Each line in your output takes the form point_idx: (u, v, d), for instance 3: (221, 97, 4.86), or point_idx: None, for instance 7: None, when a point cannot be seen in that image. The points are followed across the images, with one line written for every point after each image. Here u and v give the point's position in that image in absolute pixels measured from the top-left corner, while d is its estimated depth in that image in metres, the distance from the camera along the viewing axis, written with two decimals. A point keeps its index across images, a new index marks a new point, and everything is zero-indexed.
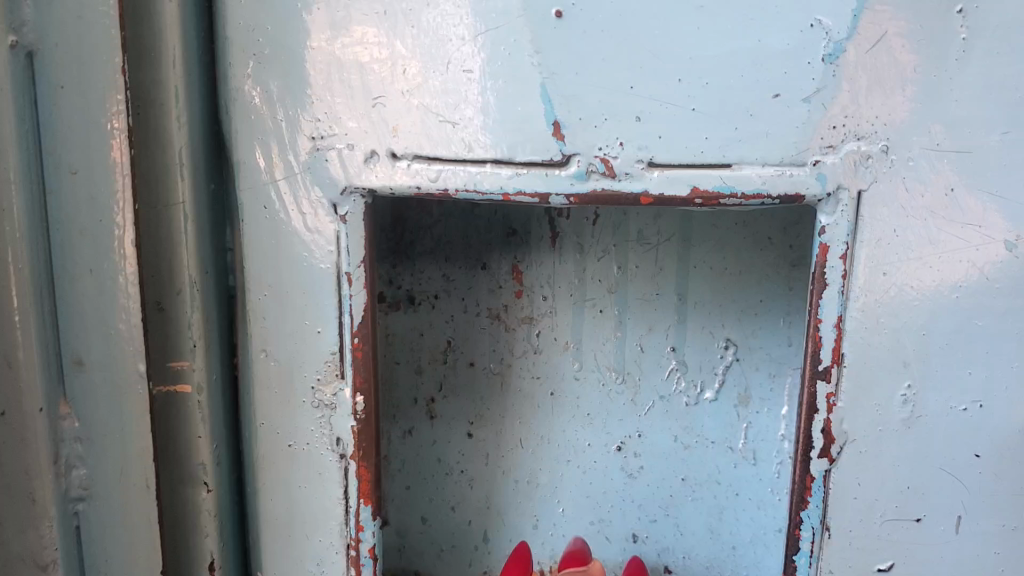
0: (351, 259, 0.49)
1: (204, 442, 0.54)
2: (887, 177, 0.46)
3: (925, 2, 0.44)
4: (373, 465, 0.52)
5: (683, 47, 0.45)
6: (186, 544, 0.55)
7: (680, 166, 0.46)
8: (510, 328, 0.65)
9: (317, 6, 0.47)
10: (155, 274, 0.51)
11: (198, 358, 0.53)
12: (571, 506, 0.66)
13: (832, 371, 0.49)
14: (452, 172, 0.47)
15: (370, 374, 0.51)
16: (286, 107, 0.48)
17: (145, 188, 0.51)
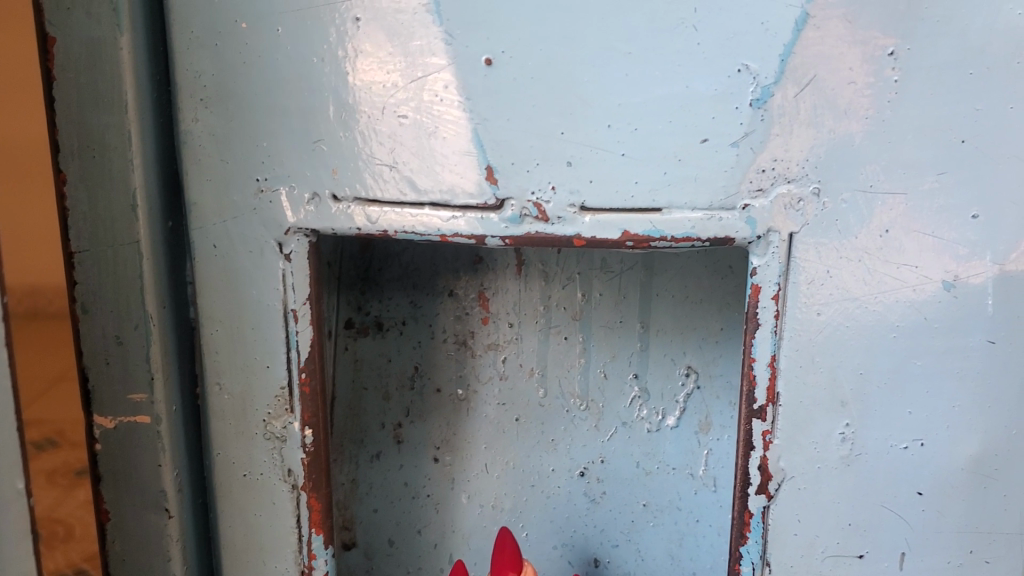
0: (294, 297, 0.51)
1: (165, 471, 0.55)
2: (819, 219, 0.47)
3: (855, 46, 0.44)
4: (323, 496, 0.54)
5: (611, 93, 0.45)
6: (151, 567, 0.57)
7: (611, 210, 0.47)
8: (476, 354, 0.67)
9: (258, 53, 0.48)
10: (114, 309, 0.53)
11: (157, 390, 0.54)
12: (534, 530, 0.67)
13: (767, 409, 0.50)
14: (391, 214, 0.48)
15: (320, 407, 0.53)
16: (233, 150, 0.50)
17: (100, 227, 0.52)
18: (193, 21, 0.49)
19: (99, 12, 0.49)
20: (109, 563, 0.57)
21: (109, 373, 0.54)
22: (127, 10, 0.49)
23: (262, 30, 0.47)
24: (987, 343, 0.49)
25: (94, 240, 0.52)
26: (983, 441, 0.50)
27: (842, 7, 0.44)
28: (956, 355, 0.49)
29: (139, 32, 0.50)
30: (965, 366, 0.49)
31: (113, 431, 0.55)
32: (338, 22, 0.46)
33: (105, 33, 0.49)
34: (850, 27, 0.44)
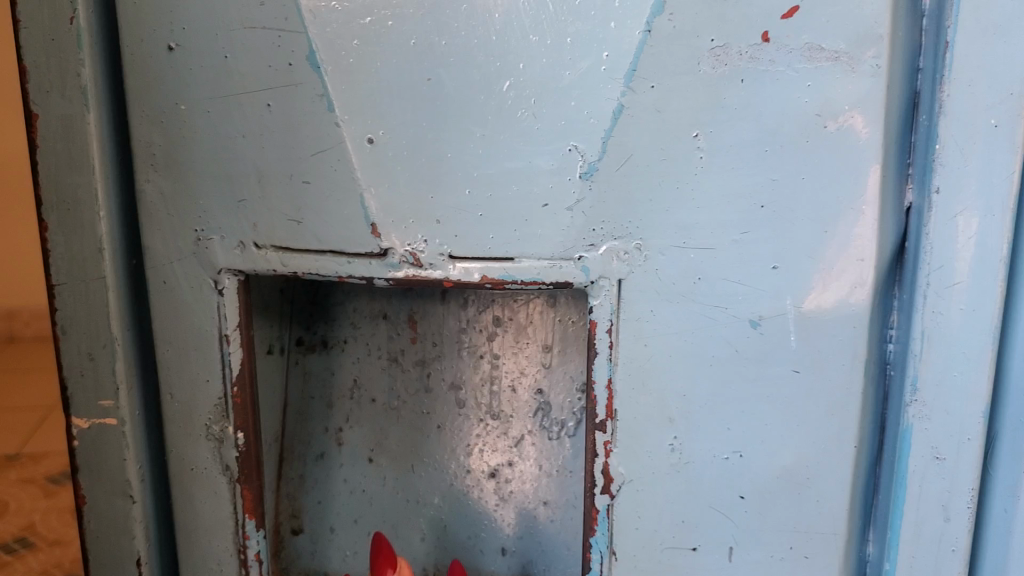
0: (228, 323, 0.62)
1: (129, 464, 0.67)
2: (642, 268, 0.57)
3: (665, 129, 0.55)
4: (255, 487, 0.66)
5: (470, 166, 0.56)
6: (119, 542, 0.69)
7: (472, 259, 0.58)
8: (406, 369, 0.77)
9: (195, 130, 0.59)
10: (86, 331, 0.65)
11: (122, 397, 0.66)
12: (452, 519, 0.77)
13: (608, 423, 0.60)
14: (298, 259, 0.59)
15: (248, 415, 0.65)
16: (177, 206, 0.61)
17: (75, 265, 0.64)
18: (142, 102, 0.60)
19: (70, 93, 0.60)
20: (85, 539, 0.70)
21: (84, 383, 0.66)
22: (92, 92, 0.60)
23: (197, 111, 0.59)
24: (793, 372, 0.58)
25: (71, 275, 0.64)
26: (796, 454, 0.60)
27: (652, 99, 0.54)
28: (766, 381, 0.59)
29: (102, 109, 0.62)
30: (774, 392, 0.59)
31: (87, 430, 0.67)
32: (254, 106, 0.57)
33: (75, 110, 0.61)
34: (661, 115, 0.55)
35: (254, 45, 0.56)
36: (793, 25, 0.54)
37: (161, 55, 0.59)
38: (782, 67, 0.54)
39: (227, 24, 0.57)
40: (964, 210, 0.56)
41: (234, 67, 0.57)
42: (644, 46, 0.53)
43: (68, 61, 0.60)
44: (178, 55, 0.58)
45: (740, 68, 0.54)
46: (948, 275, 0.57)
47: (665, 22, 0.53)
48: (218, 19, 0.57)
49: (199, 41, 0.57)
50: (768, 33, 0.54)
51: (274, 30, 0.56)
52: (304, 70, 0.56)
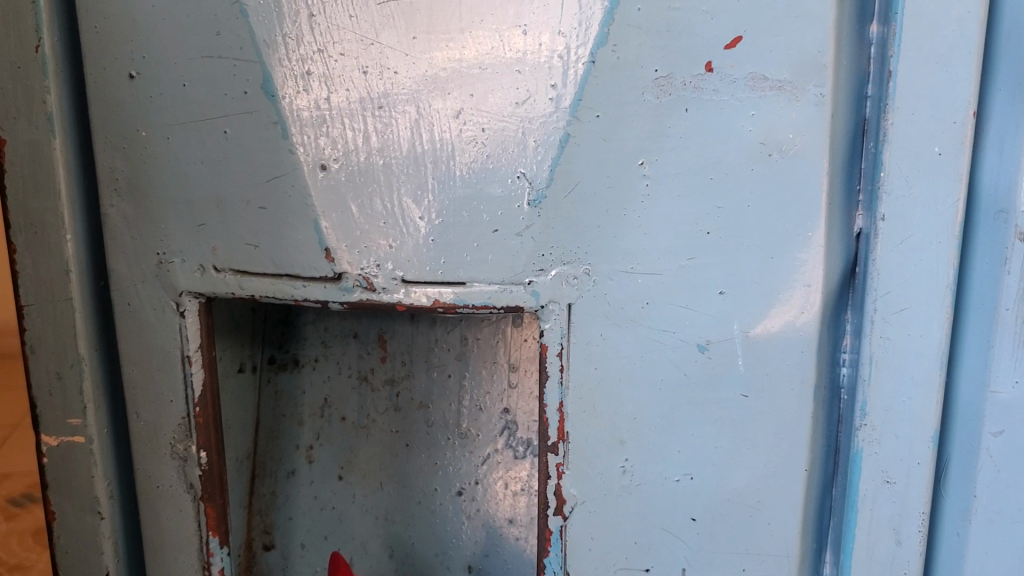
0: (190, 345, 0.64)
1: (97, 481, 0.68)
2: (591, 293, 0.58)
3: (611, 158, 0.56)
4: (218, 504, 0.67)
5: (421, 192, 0.57)
6: (88, 558, 0.70)
7: (425, 283, 0.58)
8: (375, 389, 0.78)
9: (156, 156, 0.61)
10: (55, 352, 0.66)
11: (90, 416, 0.67)
12: (420, 538, 0.79)
13: (559, 445, 0.61)
14: (256, 282, 0.61)
15: (211, 434, 0.66)
16: (140, 230, 0.63)
17: (44, 286, 0.65)
18: (106, 129, 0.62)
19: (36, 120, 0.62)
20: (56, 553, 0.71)
21: (52, 402, 0.67)
22: (58, 118, 0.62)
23: (158, 137, 0.60)
24: (741, 396, 0.59)
25: (39, 297, 0.65)
26: (746, 477, 0.61)
27: (597, 128, 0.55)
28: (714, 405, 0.59)
29: (69, 134, 0.63)
30: (722, 414, 0.60)
31: (57, 448, 0.68)
32: (212, 133, 0.59)
33: (42, 136, 0.62)
34: (607, 143, 0.55)
35: (211, 74, 0.58)
36: (736, 55, 0.55)
37: (123, 84, 0.60)
38: (726, 96, 0.55)
39: (184, 54, 0.58)
40: (910, 237, 0.57)
41: (192, 95, 0.59)
42: (589, 76, 0.55)
43: (33, 88, 0.61)
44: (139, 83, 0.59)
45: (684, 97, 0.55)
46: (895, 301, 0.58)
47: (609, 53, 0.54)
48: (176, 49, 0.58)
49: (158, 69, 0.59)
50: (711, 63, 0.55)
51: (229, 59, 0.57)
52: (259, 98, 0.57)
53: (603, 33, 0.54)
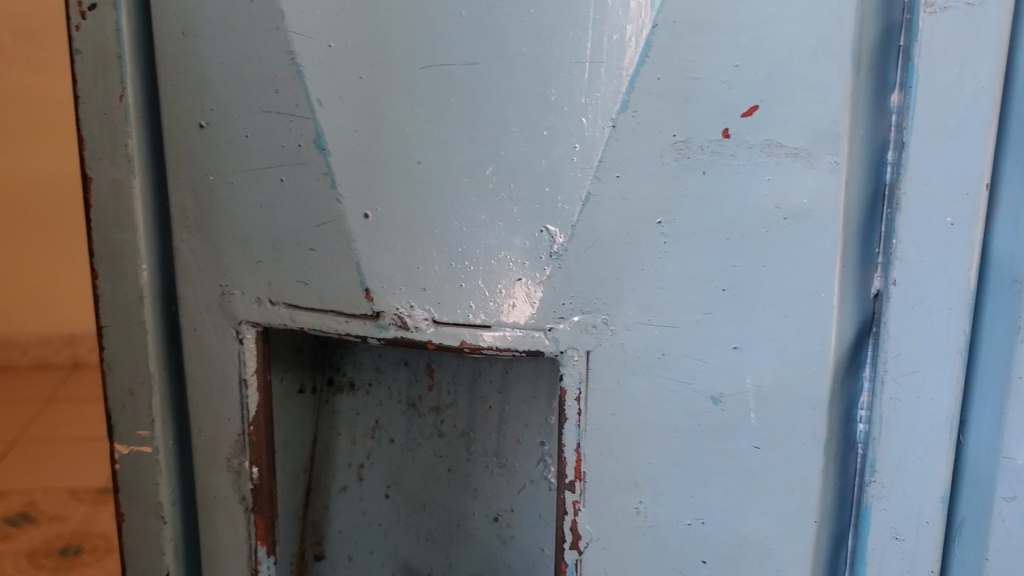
0: (247, 369, 0.69)
1: (162, 488, 0.75)
2: (609, 342, 0.61)
3: (630, 216, 0.59)
4: (267, 517, 0.73)
5: (453, 240, 0.61)
6: (152, 557, 0.77)
7: (454, 324, 0.62)
8: (421, 414, 0.83)
9: (222, 198, 0.67)
10: (128, 370, 0.73)
11: (157, 428, 0.74)
12: (458, 559, 0.84)
13: (576, 484, 0.64)
14: (304, 315, 0.66)
15: (263, 451, 0.71)
16: (206, 263, 0.69)
17: (121, 310, 0.72)
18: (179, 172, 0.68)
19: (119, 162, 0.69)
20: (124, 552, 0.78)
21: (125, 414, 0.74)
22: (138, 160, 0.69)
23: (224, 182, 0.66)
24: (753, 447, 0.61)
25: (116, 319, 0.72)
26: (757, 525, 0.63)
27: (617, 187, 0.58)
28: (726, 454, 0.62)
29: (146, 175, 0.70)
30: (734, 464, 0.62)
31: (127, 456, 0.75)
32: (270, 180, 0.65)
33: (123, 176, 0.69)
34: (627, 203, 0.59)
35: (270, 127, 0.63)
36: (752, 123, 0.57)
37: (194, 131, 0.67)
38: (743, 160, 0.57)
39: (247, 108, 0.64)
40: (922, 302, 0.58)
41: (253, 146, 0.64)
42: (610, 140, 0.58)
43: (116, 133, 0.68)
44: (207, 131, 0.66)
45: (702, 160, 0.58)
46: (904, 363, 0.59)
47: (629, 118, 0.57)
48: (240, 103, 0.64)
49: (225, 121, 0.65)
50: (729, 129, 0.57)
51: (286, 115, 0.63)
52: (311, 151, 0.62)
53: (625, 99, 0.57)
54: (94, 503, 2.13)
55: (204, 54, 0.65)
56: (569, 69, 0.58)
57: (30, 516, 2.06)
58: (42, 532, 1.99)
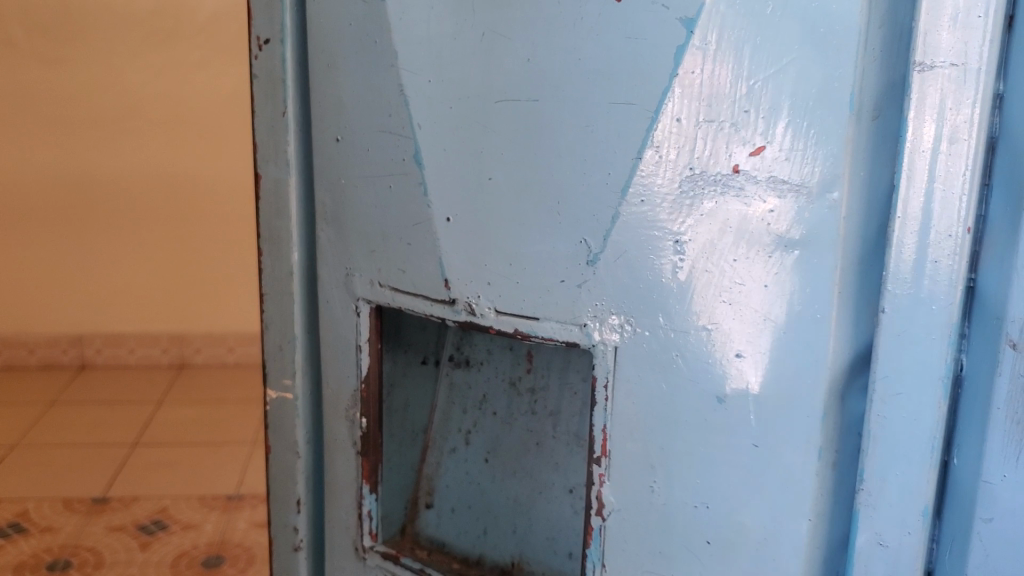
0: (362, 337, 0.85)
1: (298, 428, 0.93)
2: (633, 340, 0.71)
3: (653, 238, 0.69)
4: (371, 460, 0.89)
5: (513, 243, 0.74)
6: (287, 485, 0.95)
7: (511, 313, 0.75)
8: (519, 393, 0.94)
9: (349, 197, 0.83)
10: (279, 330, 0.92)
11: (297, 379, 0.92)
12: (537, 522, 0.94)
13: (603, 458, 0.74)
14: (401, 297, 0.81)
15: (372, 406, 0.87)
16: (336, 249, 0.86)
17: (277, 281, 0.91)
18: (322, 174, 0.85)
19: (281, 164, 0.88)
20: (269, 478, 0.97)
21: (275, 366, 0.93)
22: (295, 163, 0.87)
23: (350, 184, 0.83)
24: (753, 446, 0.70)
25: (274, 290, 0.91)
26: (755, 515, 0.71)
27: (642, 210, 0.69)
28: (731, 449, 0.70)
29: (301, 175, 0.88)
30: (736, 457, 0.70)
31: (274, 400, 0.94)
32: (381, 185, 0.80)
33: (283, 175, 0.88)
34: (652, 223, 0.69)
35: (382, 143, 0.79)
36: (760, 160, 0.66)
37: (332, 143, 0.83)
38: (751, 193, 0.66)
39: (368, 127, 0.80)
40: (907, 330, 0.65)
41: (371, 158, 0.80)
42: (636, 169, 0.68)
43: (280, 141, 0.87)
44: (340, 144, 0.83)
45: (716, 191, 0.67)
46: (892, 385, 0.66)
47: (652, 153, 0.67)
48: (363, 123, 0.80)
49: (353, 136, 0.81)
50: (737, 165, 0.66)
51: (393, 134, 0.78)
52: (411, 164, 0.77)
53: (648, 136, 0.67)
54: (87, 513, 2.37)
55: (341, 82, 0.81)
56: (606, 108, 0.68)
57: (21, 528, 2.28)
58: (31, 546, 2.19)
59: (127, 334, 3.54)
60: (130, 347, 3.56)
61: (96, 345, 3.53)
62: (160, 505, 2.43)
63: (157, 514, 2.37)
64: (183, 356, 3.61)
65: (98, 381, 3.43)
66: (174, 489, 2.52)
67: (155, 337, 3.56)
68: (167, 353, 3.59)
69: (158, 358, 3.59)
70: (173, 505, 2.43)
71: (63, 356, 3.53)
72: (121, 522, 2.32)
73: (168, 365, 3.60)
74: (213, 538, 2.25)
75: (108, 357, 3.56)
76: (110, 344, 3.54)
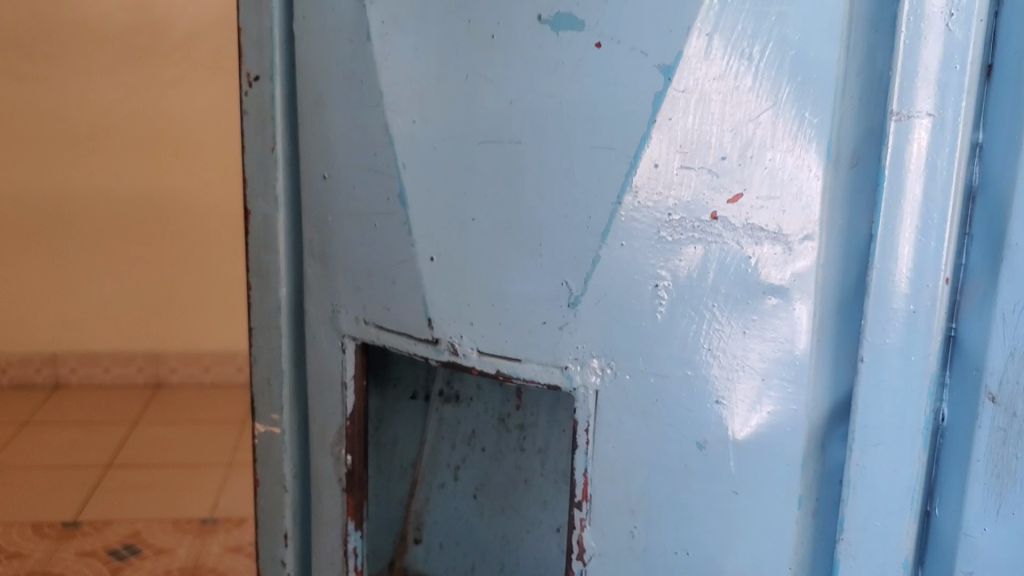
0: (348, 374, 0.85)
1: (286, 462, 0.93)
2: (612, 384, 0.71)
3: (633, 283, 0.69)
4: (357, 497, 0.88)
5: (495, 285, 0.74)
6: (275, 518, 0.95)
7: (493, 354, 0.75)
8: (508, 430, 0.95)
9: (336, 234, 0.83)
10: (267, 364, 0.92)
11: (285, 413, 0.92)
12: (525, 559, 0.94)
13: (583, 503, 0.74)
14: (386, 335, 0.81)
15: (357, 442, 0.87)
16: (324, 285, 0.86)
17: (265, 315, 0.91)
18: (310, 210, 0.86)
19: (269, 199, 0.88)
20: (258, 511, 0.97)
21: (263, 399, 0.93)
22: (284, 199, 0.88)
23: (336, 221, 0.83)
24: (733, 493, 0.69)
25: (263, 323, 0.92)
26: (736, 562, 0.70)
27: (622, 254, 0.68)
28: (712, 496, 0.70)
29: (289, 210, 0.89)
30: (717, 504, 0.70)
31: (263, 433, 0.94)
32: (366, 224, 0.80)
33: (272, 210, 0.88)
34: (632, 267, 0.68)
35: (366, 182, 0.79)
36: (738, 207, 0.65)
37: (320, 180, 0.84)
38: (730, 240, 0.66)
39: (353, 165, 0.80)
40: (886, 380, 0.64)
41: (356, 196, 0.80)
42: (616, 215, 0.68)
43: (269, 176, 0.88)
44: (327, 181, 0.83)
45: (695, 237, 0.67)
46: (871, 434, 0.65)
47: (632, 198, 0.67)
48: (348, 162, 0.80)
49: (339, 175, 0.82)
50: (716, 212, 0.66)
51: (377, 173, 0.78)
52: (395, 204, 0.77)
53: (627, 181, 0.67)
54: (54, 538, 2.27)
55: (328, 120, 0.82)
56: (586, 153, 0.68)
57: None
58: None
59: (103, 353, 3.33)
60: (105, 368, 3.35)
61: (70, 364, 3.32)
62: (132, 529, 2.34)
63: (129, 538, 2.28)
64: (158, 375, 3.38)
65: (69, 400, 3.24)
66: (142, 516, 2.40)
67: (130, 355, 3.34)
68: (140, 373, 3.36)
69: (133, 377, 3.36)
70: (146, 528, 2.34)
71: (36, 376, 3.32)
72: (92, 548, 2.22)
73: (145, 385, 3.38)
74: (186, 564, 2.16)
75: (85, 378, 3.33)
76: (87, 363, 3.33)
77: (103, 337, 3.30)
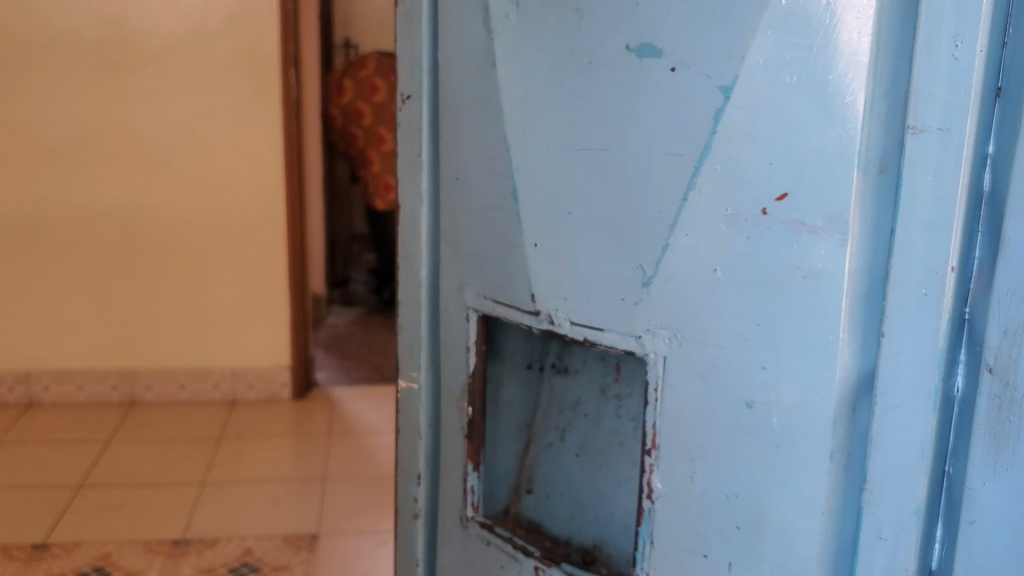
0: (471, 339, 1.03)
1: (420, 414, 1.12)
2: (679, 351, 0.85)
3: (698, 267, 0.82)
4: (475, 443, 1.06)
5: (585, 265, 0.89)
6: (410, 460, 1.15)
7: (582, 322, 0.90)
8: (607, 399, 1.07)
9: (463, 223, 1.01)
10: (409, 331, 1.12)
11: (422, 372, 1.11)
12: (617, 510, 1.08)
13: (652, 450, 0.89)
14: (500, 306, 0.98)
15: (477, 398, 1.04)
16: (453, 266, 1.04)
17: (409, 291, 1.11)
18: (445, 203, 1.04)
19: (415, 194, 1.08)
20: (398, 454, 1.17)
21: (405, 361, 1.13)
22: (426, 194, 1.07)
23: (463, 213, 1.01)
24: (775, 446, 0.82)
25: (407, 297, 1.11)
26: (778, 507, 0.83)
27: (687, 242, 0.82)
28: (759, 448, 0.83)
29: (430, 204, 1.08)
30: (761, 456, 0.83)
31: (404, 389, 1.14)
32: (485, 216, 0.98)
33: (416, 204, 1.08)
34: (695, 253, 0.82)
35: (487, 180, 0.96)
36: (783, 205, 0.78)
37: (452, 179, 1.02)
38: (773, 231, 0.79)
39: (477, 167, 0.98)
40: (902, 352, 0.78)
41: (478, 192, 0.98)
42: (682, 210, 0.81)
43: (416, 176, 1.08)
44: (458, 180, 1.01)
45: (746, 229, 0.80)
46: (889, 399, 0.79)
47: (696, 195, 0.81)
48: (473, 164, 0.98)
49: (466, 174, 1.00)
50: (766, 208, 0.79)
51: (495, 173, 0.95)
52: (508, 199, 0.94)
53: (693, 181, 0.80)
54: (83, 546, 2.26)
55: (460, 130, 1.00)
56: (659, 158, 0.82)
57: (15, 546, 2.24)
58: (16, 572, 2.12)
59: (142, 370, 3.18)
60: (146, 384, 3.19)
61: (113, 381, 3.18)
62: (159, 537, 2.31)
63: (108, 561, 2.19)
64: (198, 391, 3.23)
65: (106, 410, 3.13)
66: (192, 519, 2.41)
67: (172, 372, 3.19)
68: (184, 390, 3.21)
69: (173, 393, 3.21)
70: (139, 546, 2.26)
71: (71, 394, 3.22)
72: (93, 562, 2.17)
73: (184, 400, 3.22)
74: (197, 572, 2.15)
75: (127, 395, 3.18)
76: (124, 379, 3.18)
77: (143, 350, 3.17)
